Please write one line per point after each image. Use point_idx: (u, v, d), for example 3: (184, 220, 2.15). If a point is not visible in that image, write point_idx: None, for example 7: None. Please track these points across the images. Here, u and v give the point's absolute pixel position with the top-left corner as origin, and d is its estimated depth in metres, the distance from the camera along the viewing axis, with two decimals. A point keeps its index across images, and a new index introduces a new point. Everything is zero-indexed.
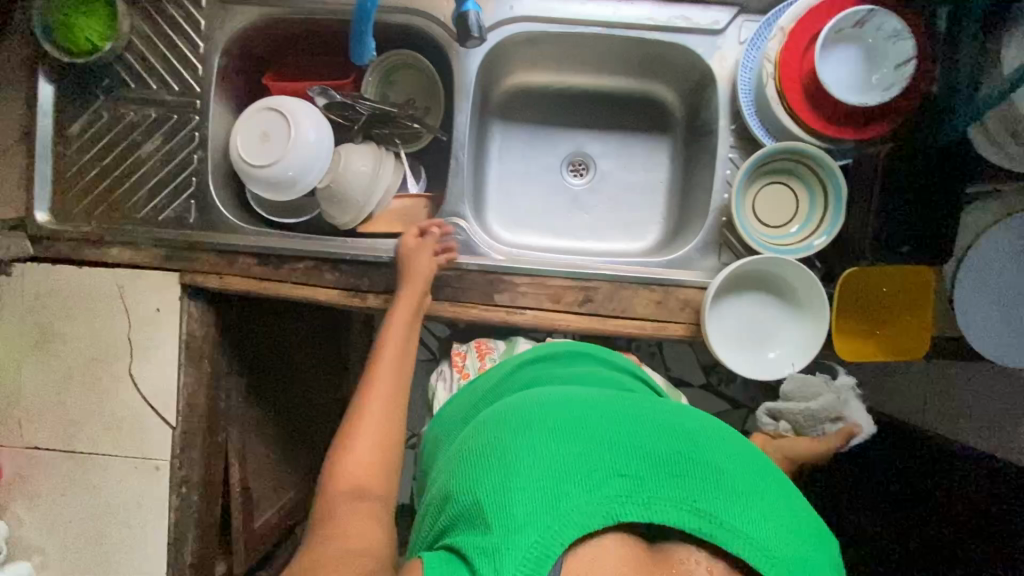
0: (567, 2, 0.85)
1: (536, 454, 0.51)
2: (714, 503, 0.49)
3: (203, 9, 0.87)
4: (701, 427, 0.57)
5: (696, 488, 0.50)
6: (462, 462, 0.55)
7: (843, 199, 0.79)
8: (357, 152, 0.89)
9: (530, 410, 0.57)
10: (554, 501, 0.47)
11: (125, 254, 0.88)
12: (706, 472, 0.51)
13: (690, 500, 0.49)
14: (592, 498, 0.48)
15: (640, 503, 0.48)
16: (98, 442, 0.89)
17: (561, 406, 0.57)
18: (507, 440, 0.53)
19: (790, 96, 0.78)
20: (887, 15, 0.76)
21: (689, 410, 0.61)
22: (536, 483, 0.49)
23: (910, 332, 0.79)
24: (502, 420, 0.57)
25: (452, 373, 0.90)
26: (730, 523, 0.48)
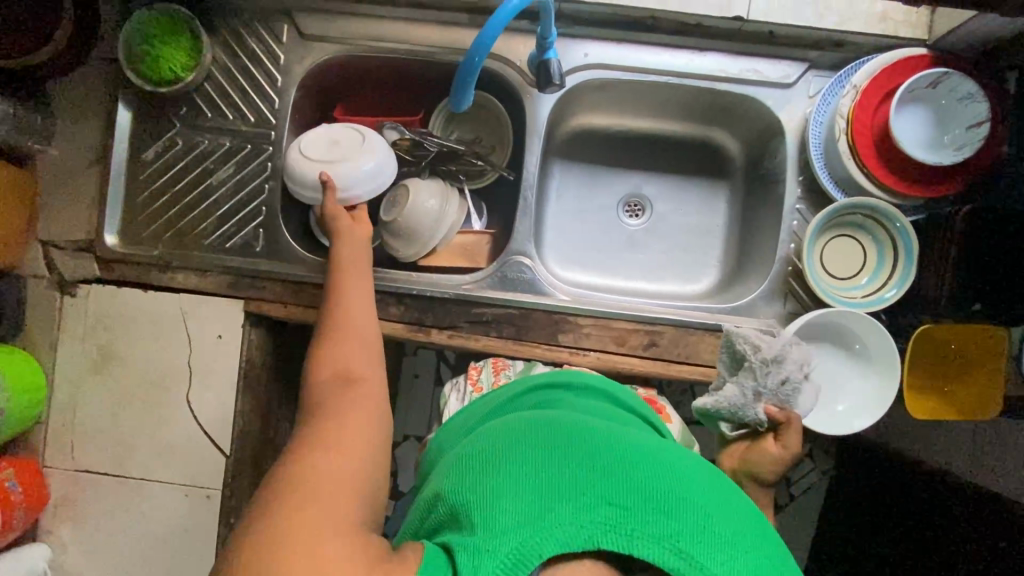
0: (641, 51, 0.87)
1: (529, 470, 0.50)
2: (701, 548, 0.45)
3: (283, 44, 0.89)
4: (704, 476, 0.53)
5: (684, 529, 0.46)
6: (458, 471, 0.54)
7: (914, 256, 0.79)
8: (425, 188, 0.90)
9: (536, 431, 0.56)
10: (537, 516, 0.46)
11: (191, 279, 0.89)
12: (697, 516, 0.47)
13: (675, 537, 0.45)
14: (575, 519, 0.46)
15: (622, 532, 0.45)
16: (151, 467, 0.88)
17: (566, 433, 0.55)
18: (507, 456, 0.53)
19: (862, 152, 0.80)
20: (961, 79, 0.77)
21: (694, 458, 0.57)
22: (523, 497, 0.48)
23: (981, 392, 0.79)
24: (507, 437, 0.56)
25: (466, 387, 0.82)
26: (711, 571, 0.44)
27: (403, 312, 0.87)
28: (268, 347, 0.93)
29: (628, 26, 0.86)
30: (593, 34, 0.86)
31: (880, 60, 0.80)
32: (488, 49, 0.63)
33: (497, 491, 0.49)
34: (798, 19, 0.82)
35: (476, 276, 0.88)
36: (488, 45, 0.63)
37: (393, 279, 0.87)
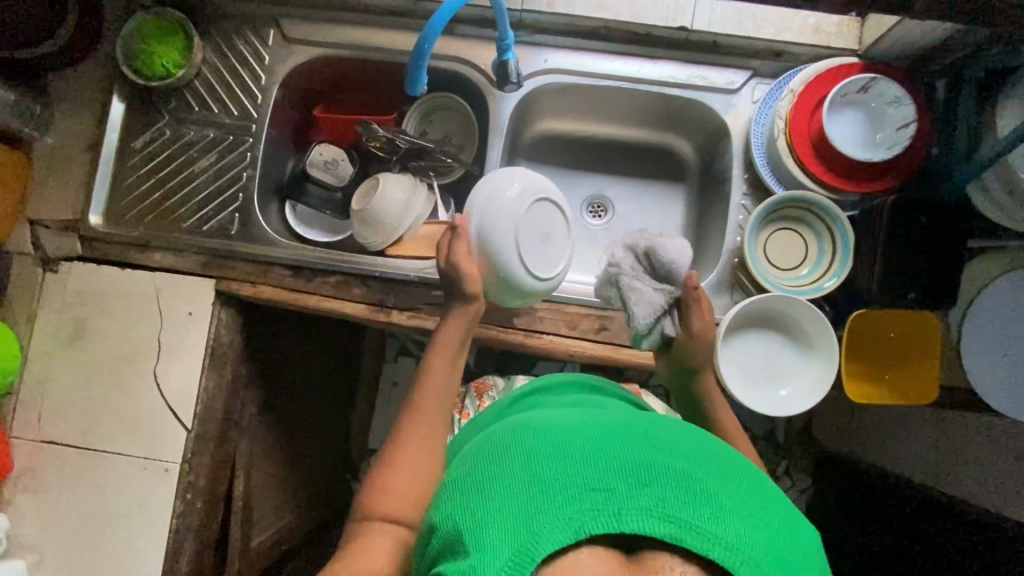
0: (596, 59, 0.94)
1: (510, 474, 0.47)
2: (688, 507, 0.43)
3: (268, 46, 0.97)
4: (676, 432, 0.51)
5: (668, 492, 0.44)
6: (446, 491, 0.52)
7: (851, 246, 0.84)
8: (395, 180, 0.95)
9: (509, 430, 0.53)
10: (526, 519, 0.43)
11: (167, 259, 0.93)
12: (678, 477, 0.45)
13: (662, 504, 0.43)
14: (563, 510, 0.43)
15: (613, 515, 0.43)
16: (113, 439, 0.90)
17: (535, 425, 0.52)
18: (486, 462, 0.50)
19: (799, 149, 0.85)
20: (888, 83, 0.83)
21: (670, 420, 0.55)
22: (508, 502, 0.45)
23: (921, 378, 0.81)
24: (484, 443, 0.53)
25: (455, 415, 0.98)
26: (703, 527, 0.42)
27: (366, 293, 0.91)
28: (237, 327, 0.97)
29: (584, 36, 0.93)
30: (552, 42, 0.93)
31: (813, 69, 0.87)
32: (437, 35, 0.67)
33: (482, 503, 0.46)
34: (739, 30, 0.89)
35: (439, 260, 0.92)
36: (438, 32, 0.68)
37: (361, 263, 0.92)
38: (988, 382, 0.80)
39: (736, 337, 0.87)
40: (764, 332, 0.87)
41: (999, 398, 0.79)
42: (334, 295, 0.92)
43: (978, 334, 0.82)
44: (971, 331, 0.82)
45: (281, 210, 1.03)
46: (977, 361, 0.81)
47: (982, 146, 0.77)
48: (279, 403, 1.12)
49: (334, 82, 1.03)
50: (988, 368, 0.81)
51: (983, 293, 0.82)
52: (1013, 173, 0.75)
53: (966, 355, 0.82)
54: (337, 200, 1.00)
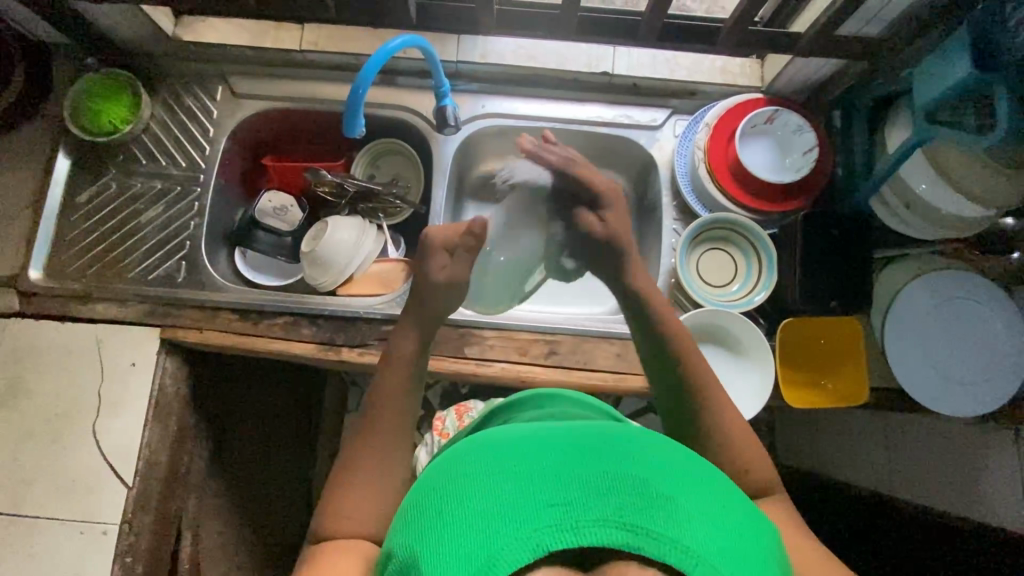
0: (529, 102, 1.01)
1: (468, 497, 0.46)
2: (643, 515, 0.43)
3: (216, 101, 1.00)
4: (629, 444, 0.52)
5: (622, 501, 0.44)
6: (404, 516, 0.51)
7: (774, 261, 0.90)
8: (343, 222, 0.98)
9: (469, 453, 0.53)
10: (484, 538, 0.43)
11: (109, 310, 0.92)
12: (633, 485, 0.45)
13: (617, 514, 0.43)
14: (520, 527, 0.42)
15: (568, 529, 0.42)
16: (47, 503, 0.85)
17: (494, 447, 0.52)
18: (443, 487, 0.49)
19: (718, 175, 0.92)
20: (790, 113, 0.91)
21: (631, 431, 0.56)
22: (466, 525, 0.44)
23: (853, 378, 0.86)
24: (444, 466, 0.53)
25: (434, 437, 1.02)
26: (658, 533, 0.42)
27: (317, 333, 0.92)
28: (184, 377, 0.94)
29: (517, 84, 1.01)
30: (489, 91, 1.01)
31: (726, 102, 0.95)
32: (370, 82, 0.72)
33: (440, 529, 0.45)
34: (656, 73, 0.98)
35: (387, 296, 0.95)
36: (370, 79, 0.72)
37: (309, 303, 0.93)
38: (915, 376, 0.85)
39: None
40: (703, 345, 0.91)
41: (926, 393, 0.84)
42: (284, 336, 0.92)
43: (899, 332, 0.87)
44: (892, 330, 0.87)
45: (230, 256, 1.04)
46: (903, 359, 0.86)
47: (875, 165, 0.86)
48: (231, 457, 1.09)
49: (283, 134, 1.07)
50: (912, 365, 0.86)
51: (897, 296, 0.88)
52: (903, 183, 0.85)
53: (891, 355, 0.86)
54: (288, 244, 1.02)
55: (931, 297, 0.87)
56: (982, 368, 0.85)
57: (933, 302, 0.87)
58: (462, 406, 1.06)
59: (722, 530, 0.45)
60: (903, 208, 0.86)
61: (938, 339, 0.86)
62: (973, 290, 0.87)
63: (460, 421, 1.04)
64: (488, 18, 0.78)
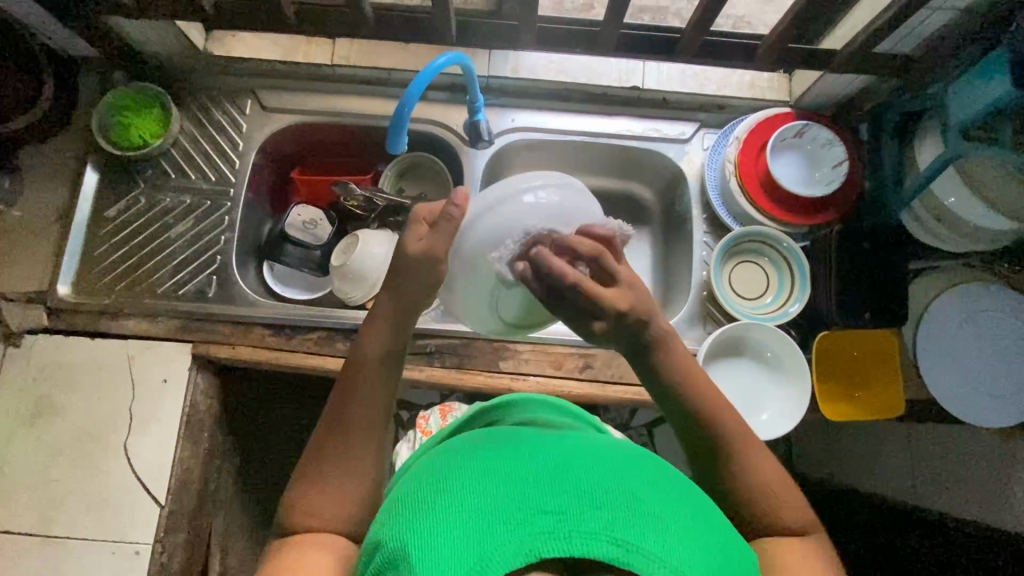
0: (559, 116, 1.01)
1: (462, 496, 0.46)
2: (636, 530, 0.42)
3: (246, 115, 1.00)
4: (631, 459, 0.51)
5: (618, 515, 0.43)
6: (395, 509, 0.51)
7: (807, 273, 0.91)
8: (374, 237, 0.98)
9: (467, 454, 0.52)
10: (475, 538, 0.42)
11: (140, 326, 0.91)
12: (629, 499, 0.44)
13: (611, 527, 0.42)
14: (512, 532, 0.42)
15: (559, 537, 0.42)
16: (78, 523, 0.83)
17: (494, 451, 0.51)
18: (436, 486, 0.48)
19: (750, 189, 0.93)
20: (820, 128, 0.93)
21: (635, 447, 0.56)
22: (457, 523, 0.44)
23: (887, 392, 0.87)
24: (439, 466, 0.52)
25: (417, 434, 0.99)
26: (648, 550, 0.41)
27: (350, 347, 0.91)
28: (214, 394, 0.93)
29: (547, 97, 1.01)
30: (517, 104, 1.01)
31: (755, 117, 0.96)
32: (415, 99, 0.72)
33: (430, 526, 0.45)
34: (685, 87, 0.99)
35: None
36: (416, 96, 0.72)
37: (341, 317, 0.92)
38: (950, 390, 0.86)
39: (712, 365, 0.90)
40: (737, 358, 0.91)
41: (955, 404, 0.85)
42: (316, 351, 0.91)
43: (933, 345, 0.88)
44: (927, 344, 0.87)
45: (258, 271, 1.03)
46: (934, 372, 0.87)
47: (905, 179, 0.87)
48: (258, 473, 1.07)
49: (310, 148, 1.07)
50: (944, 377, 0.86)
51: (930, 308, 0.88)
52: (933, 197, 0.86)
53: (923, 367, 0.87)
54: (316, 257, 1.01)
55: (960, 310, 0.89)
56: (1014, 380, 0.86)
57: (962, 314, 0.88)
58: (445, 405, 1.04)
59: (711, 554, 0.44)
60: (935, 222, 0.87)
61: (968, 350, 0.87)
62: (1002, 303, 0.88)
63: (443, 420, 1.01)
64: (530, 36, 0.78)
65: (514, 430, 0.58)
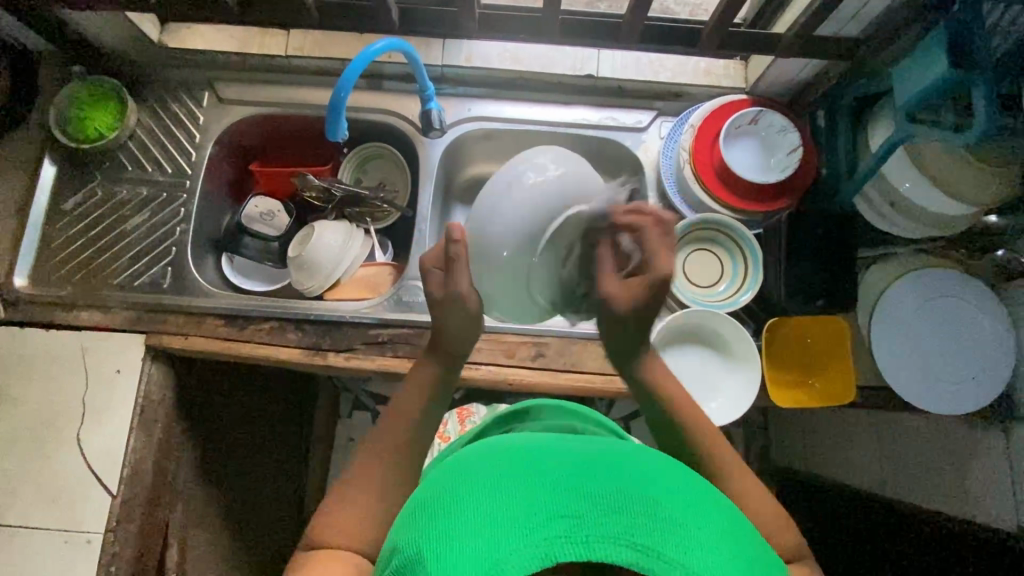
0: (515, 105, 1.01)
1: (482, 499, 0.46)
2: (655, 535, 0.42)
3: (203, 107, 1.00)
4: (646, 466, 0.52)
5: (636, 520, 0.43)
6: (409, 515, 0.50)
7: (759, 260, 0.90)
8: (330, 228, 0.98)
9: (482, 460, 0.52)
10: (494, 542, 0.42)
11: (95, 317, 0.92)
12: (650, 505, 0.45)
13: (631, 533, 0.42)
14: (531, 535, 0.42)
15: (580, 542, 0.42)
16: (31, 512, 0.84)
17: (512, 456, 0.52)
18: (456, 490, 0.48)
19: (702, 176, 0.92)
20: (773, 114, 0.92)
21: (652, 454, 0.56)
22: (476, 527, 0.44)
23: (838, 378, 0.86)
24: (459, 470, 0.52)
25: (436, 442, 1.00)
26: (670, 556, 0.41)
27: (303, 337, 0.91)
28: (170, 385, 0.94)
29: (503, 87, 1.01)
30: (474, 94, 1.01)
31: (709, 104, 0.96)
32: (352, 85, 0.72)
33: (448, 529, 0.45)
34: (640, 74, 0.99)
35: (374, 300, 0.95)
36: (352, 83, 0.73)
37: (295, 307, 0.92)
38: (906, 376, 0.85)
39: (664, 353, 0.90)
40: (691, 346, 0.90)
41: (911, 391, 0.84)
42: (269, 341, 0.91)
43: (887, 330, 0.87)
44: (881, 329, 0.87)
45: (218, 263, 1.04)
46: (888, 358, 0.86)
47: (858, 163, 0.86)
48: (221, 464, 1.08)
49: (270, 140, 1.07)
50: (900, 364, 0.86)
51: (885, 293, 0.88)
52: (887, 180, 0.85)
53: (877, 353, 0.86)
54: (274, 249, 1.02)
55: (917, 295, 0.88)
56: (973, 364, 0.85)
57: (919, 300, 0.88)
58: (463, 410, 1.04)
59: (732, 559, 0.44)
60: (888, 207, 0.86)
61: (923, 336, 0.86)
62: (960, 288, 0.87)
63: (462, 425, 1.02)
64: (471, 22, 0.78)
65: (533, 437, 0.58)
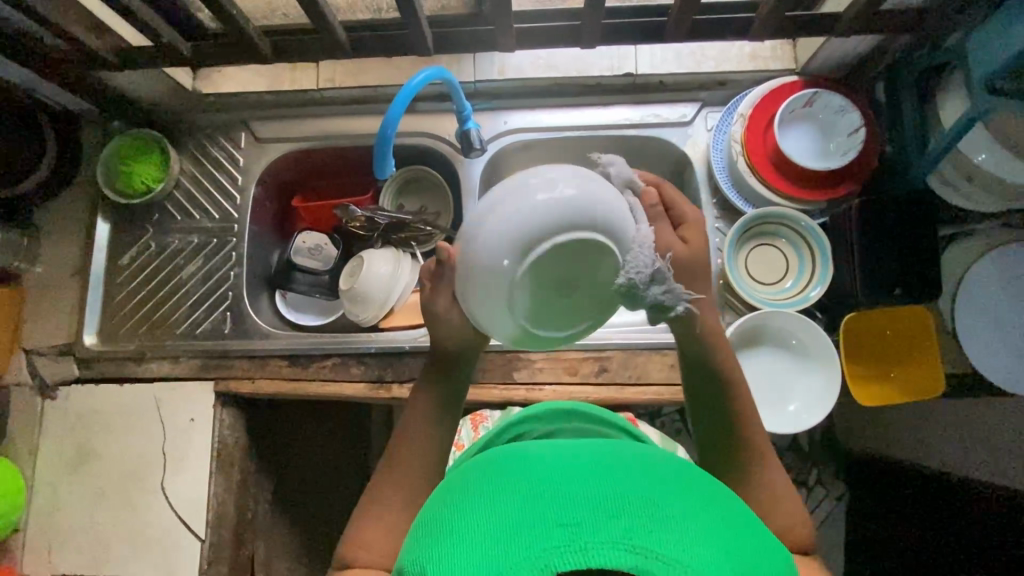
0: (552, 113, 0.98)
1: (479, 515, 0.45)
2: (652, 536, 0.41)
3: (242, 149, 1.01)
4: (643, 466, 0.51)
5: (632, 522, 0.41)
6: (415, 535, 0.49)
7: (828, 254, 0.86)
8: (379, 257, 0.97)
9: (482, 476, 0.51)
10: (494, 557, 0.41)
11: (164, 368, 0.94)
12: (645, 506, 0.43)
13: (627, 534, 0.41)
14: (528, 547, 0.41)
15: (577, 548, 0.40)
16: (127, 562, 0.88)
17: (511, 469, 0.50)
18: (458, 507, 0.48)
19: (759, 168, 0.88)
20: (831, 95, 0.87)
21: (651, 457, 0.55)
22: (475, 543, 0.43)
23: (922, 370, 0.82)
24: (460, 487, 0.51)
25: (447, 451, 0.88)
26: (668, 555, 0.40)
27: (365, 371, 0.92)
28: (241, 427, 0.96)
29: (538, 95, 0.98)
30: (509, 106, 0.98)
31: (759, 90, 0.91)
32: (398, 120, 0.70)
33: (449, 548, 0.44)
34: (681, 67, 0.95)
35: (430, 327, 0.95)
36: (398, 117, 0.71)
37: (353, 342, 0.92)
38: (994, 359, 0.81)
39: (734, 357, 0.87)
40: (761, 347, 0.87)
41: (999, 373, 0.80)
42: (332, 378, 0.92)
43: (972, 314, 0.82)
44: (965, 313, 0.82)
45: (271, 301, 1.04)
46: (973, 340, 0.82)
47: (930, 139, 0.81)
48: (294, 497, 1.10)
49: (309, 173, 1.07)
50: (987, 346, 0.81)
51: (967, 272, 0.83)
52: (962, 153, 0.79)
53: (961, 335, 0.82)
54: (325, 282, 1.02)
55: (1003, 273, 0.82)
56: None
57: (1005, 278, 0.82)
58: (476, 414, 0.92)
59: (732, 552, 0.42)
60: (964, 181, 0.80)
61: (1011, 315, 0.81)
62: None
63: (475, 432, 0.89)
64: (508, 39, 0.75)
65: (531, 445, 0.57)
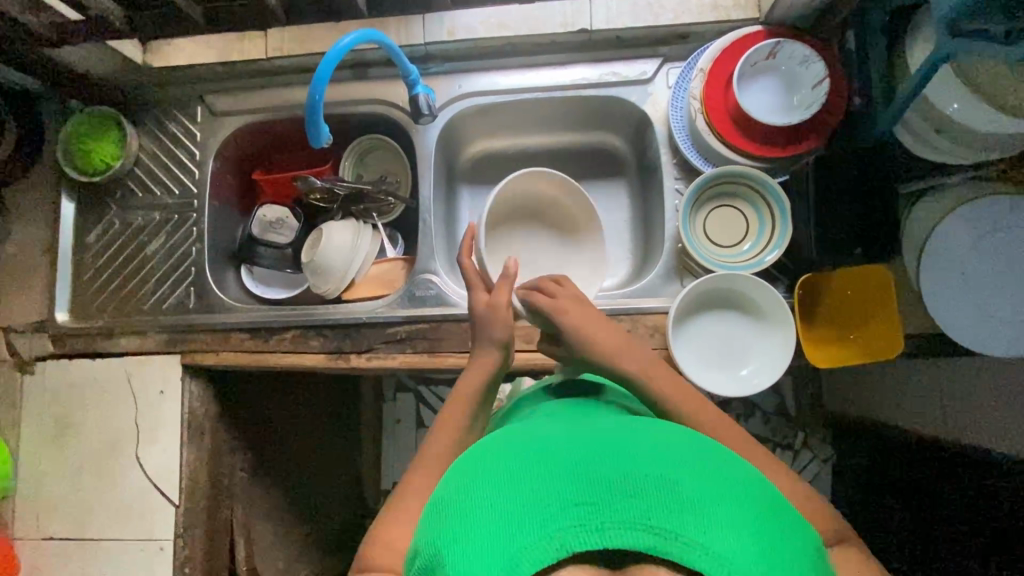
0: (507, 75, 0.95)
1: (491, 494, 0.44)
2: (670, 516, 0.39)
3: (198, 123, 1.00)
4: (656, 440, 0.49)
5: (650, 502, 0.40)
6: (429, 514, 0.49)
7: (787, 213, 0.83)
8: (337, 228, 0.97)
9: (494, 450, 0.50)
10: (507, 537, 0.40)
11: (132, 343, 0.96)
12: (665, 488, 0.42)
13: (646, 515, 0.39)
14: (542, 529, 0.40)
15: (593, 529, 0.39)
16: (105, 527, 0.92)
17: (523, 445, 0.49)
18: (468, 484, 0.47)
19: (716, 124, 0.85)
20: (793, 44, 0.82)
21: (668, 430, 0.54)
22: (488, 523, 0.42)
23: (881, 330, 0.80)
24: (469, 461, 0.51)
25: None
26: (688, 536, 0.38)
27: (325, 343, 0.93)
28: (210, 398, 0.98)
29: (491, 57, 0.94)
30: (463, 69, 0.95)
31: (719, 43, 0.87)
32: (324, 86, 0.69)
33: (460, 527, 0.43)
34: (638, 20, 0.89)
35: (389, 297, 0.94)
36: (325, 83, 0.70)
37: (313, 315, 0.93)
38: (960, 318, 0.77)
39: (691, 322, 0.86)
40: (717, 310, 0.86)
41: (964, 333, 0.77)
42: (294, 349, 0.93)
43: (941, 276, 0.78)
44: (932, 275, 0.78)
45: (238, 275, 1.05)
46: (939, 300, 0.78)
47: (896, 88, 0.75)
48: (273, 465, 1.14)
49: (270, 146, 1.06)
50: (954, 307, 0.77)
51: (934, 233, 0.78)
52: (931, 105, 0.73)
53: (927, 296, 0.78)
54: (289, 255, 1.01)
55: (973, 228, 0.78)
56: None
57: (976, 233, 0.78)
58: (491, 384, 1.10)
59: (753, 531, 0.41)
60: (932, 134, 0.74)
61: (981, 273, 0.77)
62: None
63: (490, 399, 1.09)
64: None
65: (548, 422, 0.56)
